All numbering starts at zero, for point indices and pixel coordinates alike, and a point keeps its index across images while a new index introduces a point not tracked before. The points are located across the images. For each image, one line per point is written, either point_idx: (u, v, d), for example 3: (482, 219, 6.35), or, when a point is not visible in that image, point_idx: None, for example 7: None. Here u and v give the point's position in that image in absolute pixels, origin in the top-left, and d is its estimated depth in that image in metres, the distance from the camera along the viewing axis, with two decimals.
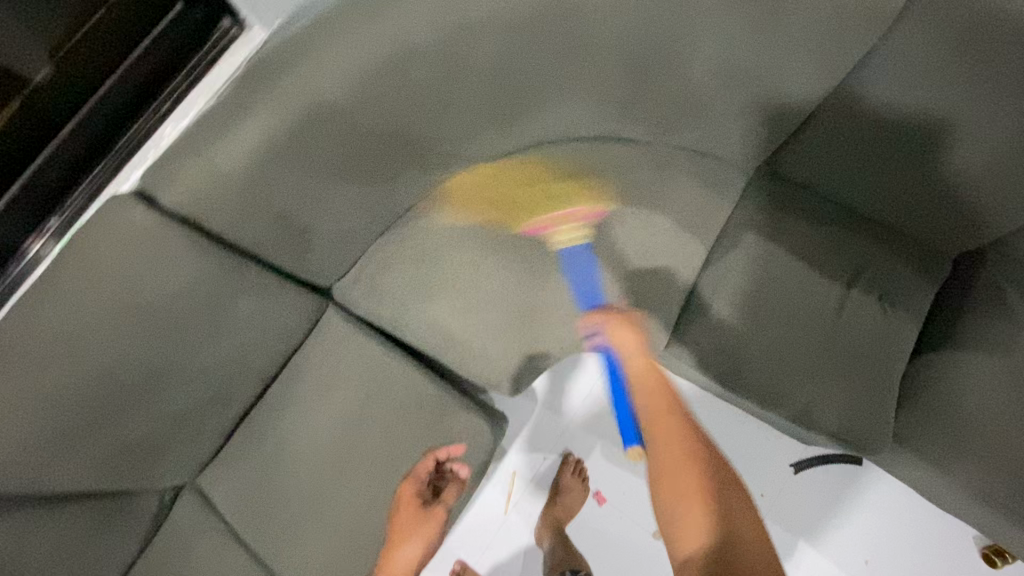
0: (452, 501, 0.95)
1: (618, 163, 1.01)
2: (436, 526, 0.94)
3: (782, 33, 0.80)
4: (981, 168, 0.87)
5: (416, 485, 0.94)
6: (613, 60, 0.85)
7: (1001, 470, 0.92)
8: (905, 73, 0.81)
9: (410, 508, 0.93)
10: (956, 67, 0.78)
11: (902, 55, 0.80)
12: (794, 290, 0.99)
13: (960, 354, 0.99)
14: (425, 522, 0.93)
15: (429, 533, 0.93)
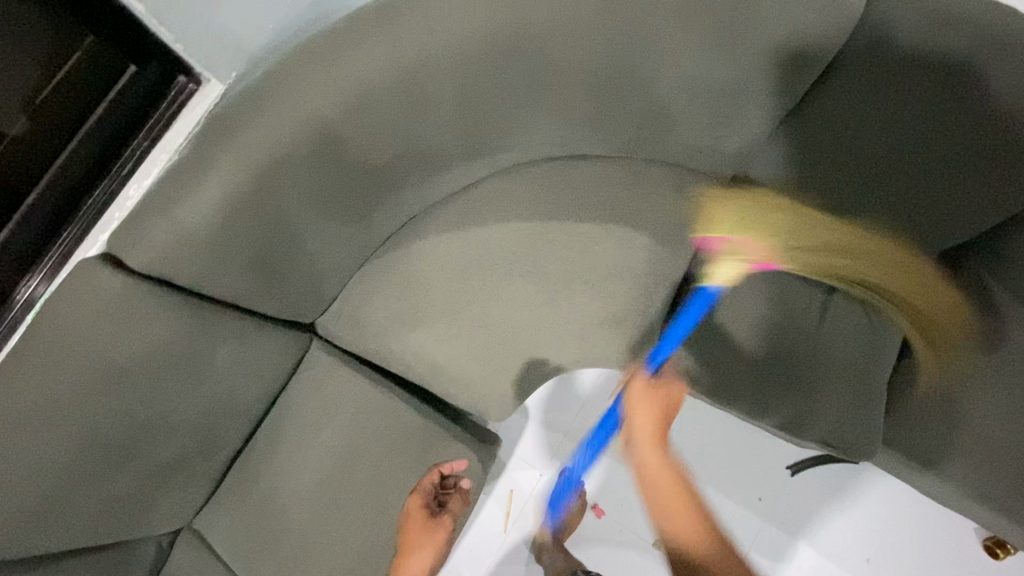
0: (457, 510, 0.99)
1: (590, 181, 1.00)
2: (444, 534, 0.99)
3: (737, 46, 0.82)
4: (963, 166, 0.87)
5: (423, 498, 0.97)
6: (577, 88, 0.85)
7: (990, 467, 0.93)
8: (878, 70, 0.83)
9: (419, 517, 0.97)
10: (926, 60, 0.80)
11: (872, 52, 0.83)
12: (773, 299, 1.00)
13: (945, 353, 0.98)
14: (434, 531, 0.98)
15: (438, 541, 0.99)
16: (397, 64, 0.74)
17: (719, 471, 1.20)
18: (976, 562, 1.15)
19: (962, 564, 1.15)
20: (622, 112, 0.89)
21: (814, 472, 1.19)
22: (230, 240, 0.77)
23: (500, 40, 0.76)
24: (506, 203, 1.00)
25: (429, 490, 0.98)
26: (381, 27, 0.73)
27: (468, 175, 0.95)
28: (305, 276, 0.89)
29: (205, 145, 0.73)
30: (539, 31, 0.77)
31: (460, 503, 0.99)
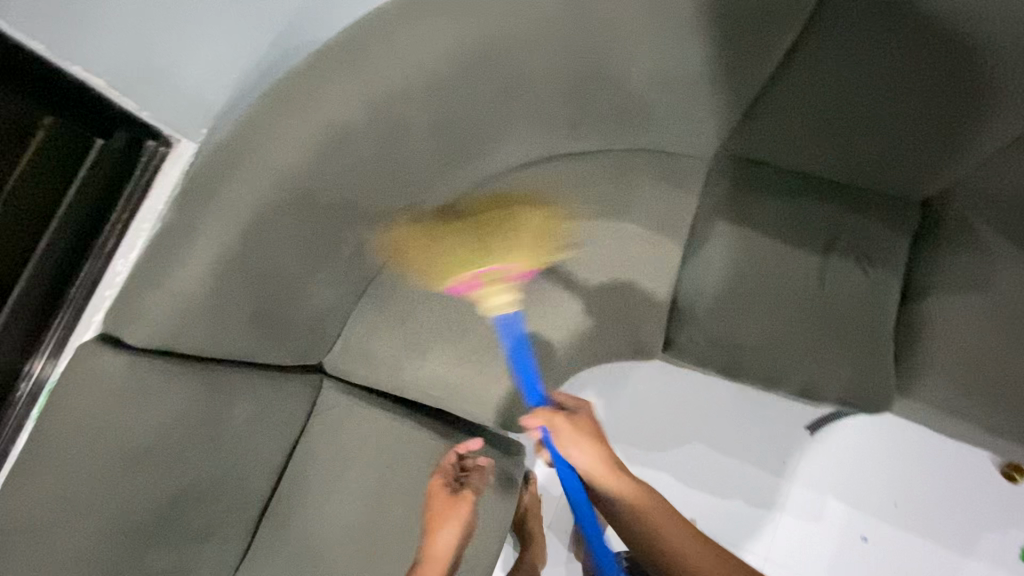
0: (478, 483, 0.92)
1: (574, 181, 1.00)
2: (466, 511, 0.89)
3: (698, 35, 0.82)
4: (931, 119, 0.90)
5: (443, 472, 0.92)
6: (552, 91, 0.85)
7: (1001, 398, 0.96)
8: (842, 37, 0.87)
9: (441, 496, 0.90)
10: (884, 25, 0.85)
11: (836, 22, 0.86)
12: (775, 268, 1.00)
13: (948, 297, 1.00)
14: (456, 508, 0.89)
15: (461, 517, 0.88)
16: (369, 101, 0.74)
17: (741, 443, 1.21)
18: (997, 488, 1.19)
19: (986, 493, 1.19)
20: (598, 108, 0.89)
21: (832, 429, 1.21)
22: (230, 299, 0.75)
23: (470, 56, 0.76)
24: None
25: (450, 468, 0.94)
26: (347, 66, 0.73)
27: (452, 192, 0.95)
28: (306, 321, 0.87)
29: (189, 207, 0.71)
30: (508, 41, 0.77)
31: (481, 478, 0.92)
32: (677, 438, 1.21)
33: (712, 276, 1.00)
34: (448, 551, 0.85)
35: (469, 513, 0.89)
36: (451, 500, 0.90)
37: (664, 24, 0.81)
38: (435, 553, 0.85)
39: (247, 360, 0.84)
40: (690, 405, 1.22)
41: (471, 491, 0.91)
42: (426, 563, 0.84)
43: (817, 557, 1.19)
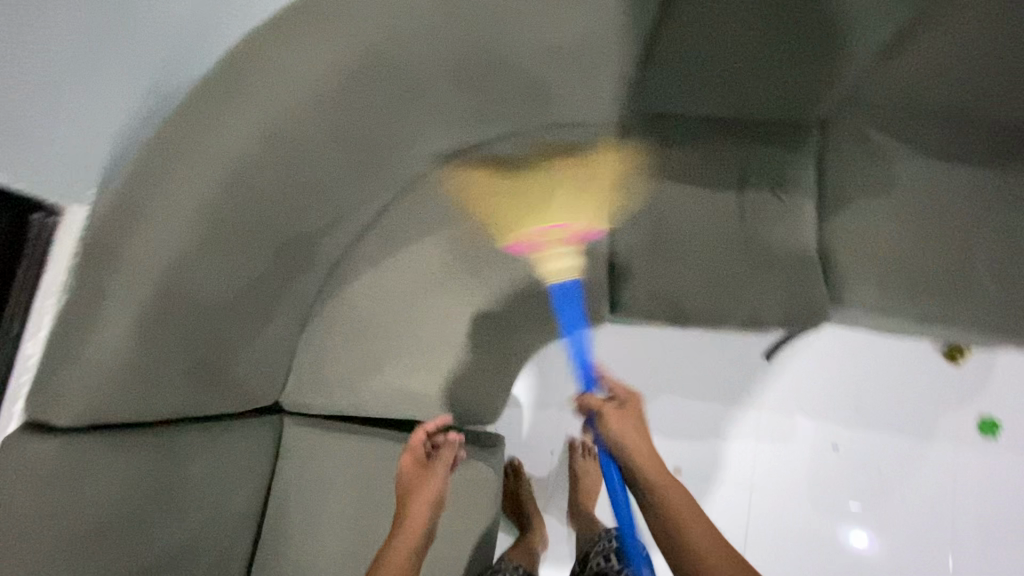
0: (449, 456, 0.90)
1: (488, 169, 1.02)
2: (440, 482, 0.87)
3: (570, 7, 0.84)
4: (805, 44, 0.94)
5: (414, 446, 0.90)
6: (443, 84, 0.86)
7: (923, 288, 1.03)
8: None
9: (412, 469, 0.88)
10: None
11: None
12: (696, 213, 1.04)
13: (861, 206, 1.05)
14: (429, 480, 0.87)
15: (434, 487, 0.86)
16: (259, 129, 0.73)
17: (704, 382, 1.27)
18: (943, 371, 1.27)
19: (934, 378, 1.27)
20: (492, 94, 0.91)
21: (785, 351, 1.28)
22: (159, 357, 0.73)
23: (354, 64, 0.77)
24: (418, 218, 1.01)
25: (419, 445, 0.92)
26: (228, 99, 0.72)
27: (372, 203, 0.96)
28: (247, 360, 0.87)
29: (92, 274, 0.68)
30: (389, 40, 0.78)
31: (453, 450, 0.92)
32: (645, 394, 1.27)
33: (640, 232, 1.03)
34: (422, 524, 0.82)
35: (442, 485, 0.87)
36: (421, 474, 0.88)
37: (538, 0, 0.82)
38: (412, 523, 0.81)
39: (193, 415, 0.82)
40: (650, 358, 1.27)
41: (444, 462, 0.89)
42: (403, 531, 0.81)
43: (795, 473, 1.25)
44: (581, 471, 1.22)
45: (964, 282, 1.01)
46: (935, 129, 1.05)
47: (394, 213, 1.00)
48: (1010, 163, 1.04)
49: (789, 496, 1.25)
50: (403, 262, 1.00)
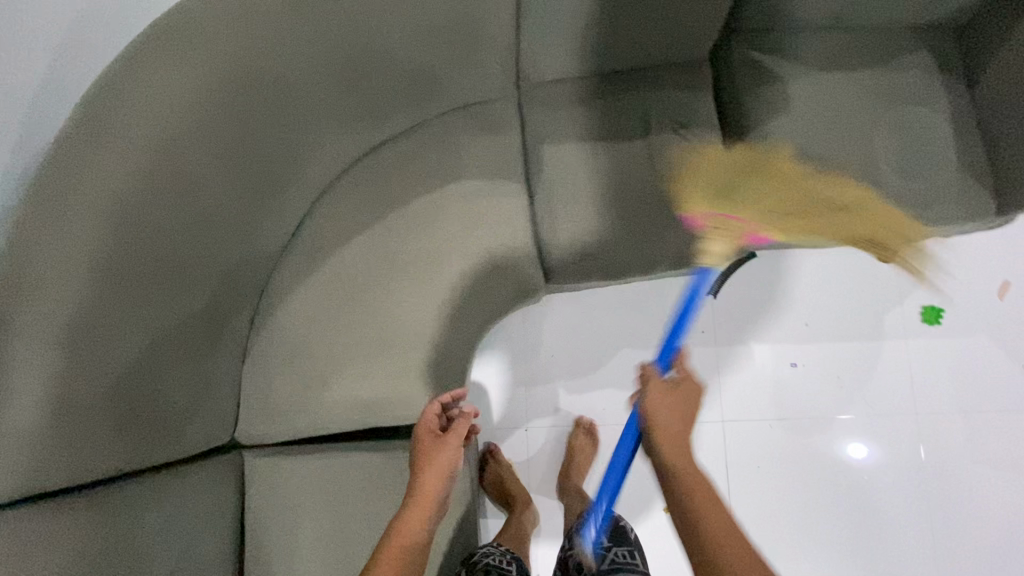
0: (464, 428, 0.91)
1: (395, 164, 1.04)
2: (453, 455, 0.88)
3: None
4: None
5: (429, 418, 0.90)
6: (322, 87, 0.88)
7: (841, 194, 1.04)
8: None
9: (427, 440, 0.89)
10: None
11: None
12: (608, 168, 1.05)
13: (765, 127, 1.06)
14: (443, 452, 0.87)
15: (449, 458, 0.87)
16: (134, 169, 0.71)
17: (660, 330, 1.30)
18: (880, 270, 1.31)
19: (873, 279, 1.31)
20: (376, 88, 0.93)
21: (731, 284, 1.31)
22: (83, 414, 0.71)
23: (222, 87, 0.77)
24: (337, 225, 1.01)
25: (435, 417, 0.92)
26: (91, 142, 0.69)
27: (286, 218, 0.97)
28: (184, 402, 0.86)
29: None
30: (254, 51, 0.78)
31: (467, 423, 0.93)
32: (605, 352, 1.29)
33: (558, 198, 1.04)
34: (437, 491, 0.84)
35: (456, 456, 0.88)
36: (437, 446, 0.88)
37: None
38: (425, 494, 0.83)
39: (140, 468, 0.80)
40: (604, 317, 1.30)
41: (460, 434, 0.90)
42: (417, 500, 0.82)
43: (762, 397, 1.29)
44: (576, 448, 1.23)
45: (875, 181, 1.04)
46: (817, 40, 1.08)
47: (314, 224, 1.02)
48: (891, 60, 1.07)
49: (760, 422, 1.28)
50: (330, 272, 1.00)
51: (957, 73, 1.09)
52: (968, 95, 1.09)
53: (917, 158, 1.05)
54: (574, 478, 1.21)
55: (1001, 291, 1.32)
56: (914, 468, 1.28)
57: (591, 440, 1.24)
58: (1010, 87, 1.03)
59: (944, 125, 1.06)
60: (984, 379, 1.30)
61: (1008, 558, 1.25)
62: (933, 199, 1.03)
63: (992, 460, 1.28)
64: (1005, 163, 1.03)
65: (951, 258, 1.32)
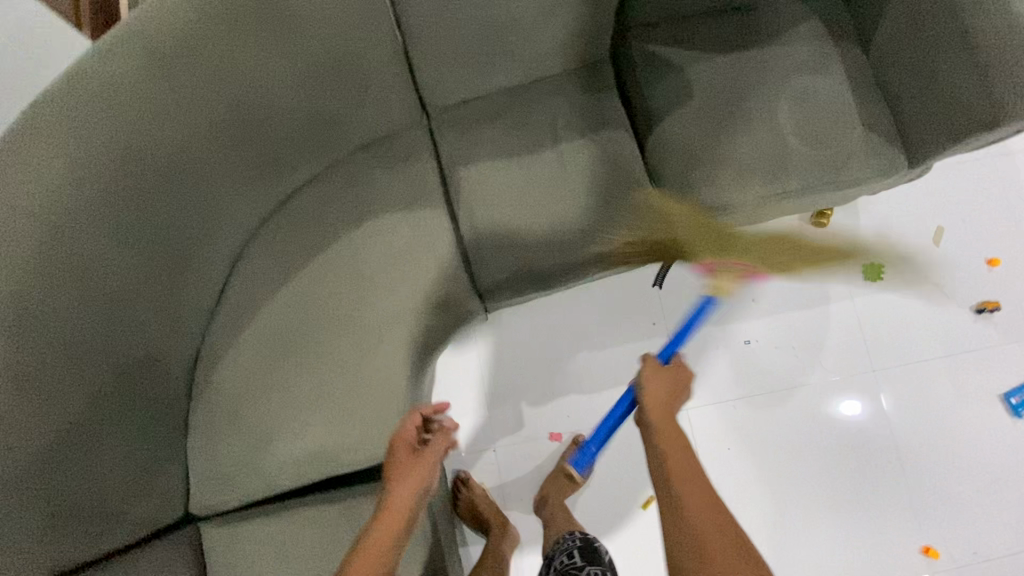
0: (442, 445, 0.88)
1: (311, 210, 1.03)
2: (427, 471, 0.85)
3: (303, 42, 0.84)
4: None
5: (408, 430, 0.88)
6: (215, 150, 0.87)
7: (753, 173, 1.05)
8: None
9: (403, 453, 0.86)
10: None
11: None
12: (523, 182, 1.06)
13: (671, 119, 1.07)
14: (416, 467, 0.84)
15: (421, 475, 0.84)
16: (16, 269, 0.69)
17: (611, 328, 1.30)
18: None
19: None
20: (273, 141, 0.93)
21: (674, 272, 1.32)
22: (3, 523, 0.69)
23: (105, 170, 0.76)
24: (262, 280, 1.01)
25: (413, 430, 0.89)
26: None
27: (206, 283, 0.96)
28: (123, 486, 0.85)
29: None
30: (132, 127, 0.77)
31: (446, 437, 0.90)
32: (560, 360, 1.29)
33: (479, 219, 1.04)
34: (408, 507, 0.81)
35: (429, 474, 0.85)
36: (413, 459, 0.85)
37: (260, 44, 0.82)
38: (393, 512, 0.80)
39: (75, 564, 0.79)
40: (554, 325, 1.30)
41: (437, 449, 0.87)
42: (384, 518, 0.79)
43: (720, 377, 1.30)
44: None
45: (785, 154, 1.05)
46: (709, 25, 1.09)
47: (238, 283, 1.01)
48: (784, 33, 1.09)
49: (723, 403, 1.29)
50: (262, 330, 0.99)
51: (850, 38, 1.11)
52: (863, 56, 1.11)
53: (822, 126, 1.06)
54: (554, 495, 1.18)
55: (936, 237, 1.34)
56: (878, 425, 1.29)
57: None
58: (899, 42, 1.05)
59: (844, 88, 1.07)
60: (932, 328, 1.32)
61: (983, 499, 1.27)
62: (843, 163, 1.05)
63: (953, 404, 1.30)
64: (907, 117, 1.05)
65: (881, 212, 1.34)
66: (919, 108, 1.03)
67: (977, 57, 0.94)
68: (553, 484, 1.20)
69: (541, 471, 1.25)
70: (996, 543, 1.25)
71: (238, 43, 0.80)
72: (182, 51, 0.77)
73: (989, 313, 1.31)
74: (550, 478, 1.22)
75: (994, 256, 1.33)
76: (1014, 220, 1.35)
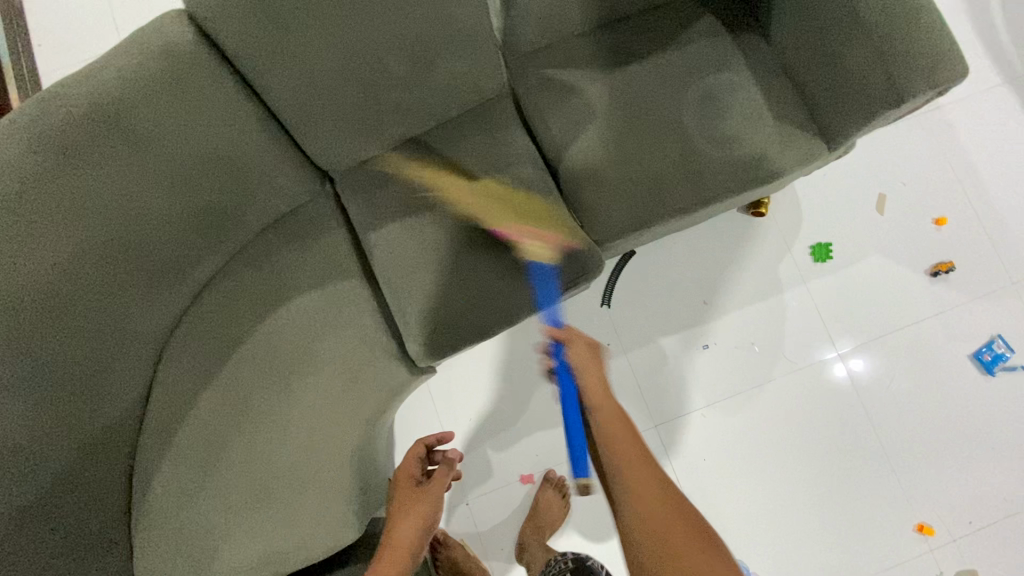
0: (445, 476, 0.91)
1: (222, 303, 0.99)
2: (431, 504, 0.88)
3: (166, 145, 0.80)
4: (416, 51, 0.88)
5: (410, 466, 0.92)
6: (101, 271, 0.82)
7: (672, 187, 1.01)
8: (270, 51, 0.79)
9: (406, 487, 0.90)
10: (285, 25, 0.77)
11: (244, 38, 0.76)
12: (438, 235, 1.02)
13: (578, 145, 1.04)
14: (423, 498, 0.88)
15: (427, 507, 0.87)
16: None
17: None
18: (755, 227, 1.30)
19: (751, 236, 1.30)
20: (163, 245, 0.88)
21: (620, 287, 1.28)
22: None
23: None
24: (183, 385, 0.96)
25: (415, 464, 0.94)
26: None
27: (125, 401, 0.91)
28: None
29: None
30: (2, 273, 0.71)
31: (450, 469, 0.93)
32: (519, 398, 1.25)
33: (398, 280, 1.00)
34: (413, 538, 0.84)
35: (436, 506, 0.88)
36: (418, 492, 0.89)
37: (123, 156, 0.78)
38: (399, 543, 0.83)
39: None
40: (507, 364, 1.26)
41: (439, 481, 0.91)
42: (391, 549, 0.82)
43: (686, 388, 1.26)
44: (545, 504, 1.18)
45: (700, 161, 1.02)
46: (601, 41, 1.06)
47: (160, 392, 0.96)
48: (678, 39, 1.06)
49: (693, 415, 1.26)
50: (190, 442, 0.94)
51: (748, 29, 1.07)
52: (765, 44, 1.07)
53: (733, 125, 1.03)
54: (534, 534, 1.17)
55: (879, 206, 1.31)
56: (853, 409, 1.26)
57: (560, 494, 1.20)
58: (794, 27, 1.01)
59: (748, 83, 1.04)
60: (891, 300, 1.28)
61: (967, 462, 1.25)
62: (762, 159, 1.01)
63: (924, 374, 1.27)
64: (816, 100, 1.02)
65: (819, 191, 1.31)
66: (827, 90, 1.00)
67: (871, 34, 0.91)
68: (532, 527, 1.17)
69: (517, 516, 1.22)
70: (987, 508, 1.23)
71: (99, 158, 0.76)
72: (35, 181, 0.71)
73: (944, 275, 1.29)
74: (527, 521, 1.19)
75: (939, 215, 1.31)
76: (953, 175, 1.32)
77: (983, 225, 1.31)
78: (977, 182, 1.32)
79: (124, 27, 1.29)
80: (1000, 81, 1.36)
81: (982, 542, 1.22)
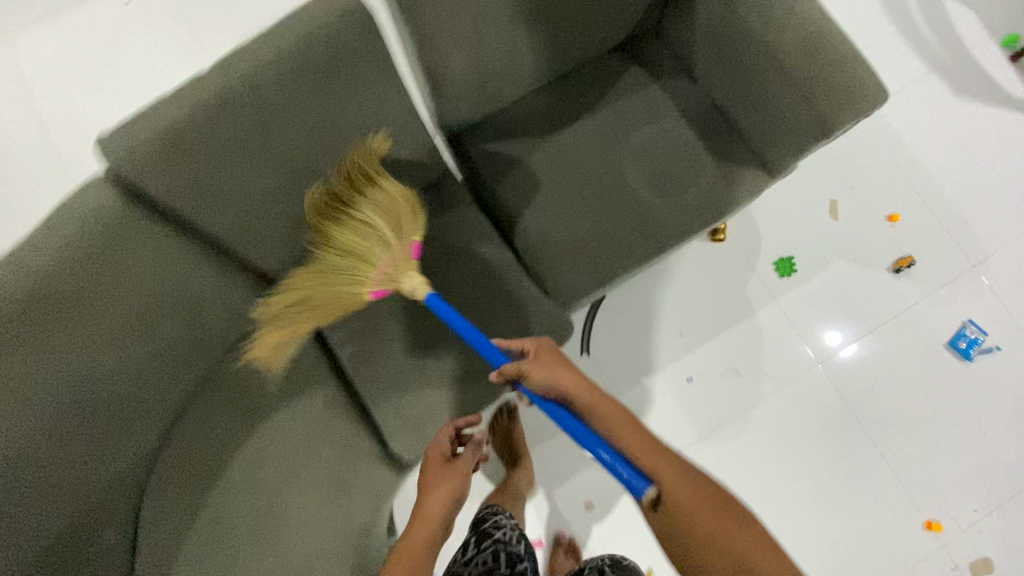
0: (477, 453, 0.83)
1: (197, 434, 0.96)
2: (462, 479, 0.79)
3: (109, 303, 0.77)
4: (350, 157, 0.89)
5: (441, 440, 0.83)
6: (76, 440, 0.78)
7: (627, 241, 1.02)
8: (199, 188, 0.78)
9: (437, 462, 0.81)
10: (206, 161, 0.77)
11: (167, 182, 0.75)
12: (406, 327, 1.02)
13: (529, 213, 1.04)
14: (454, 472, 0.80)
15: (457, 483, 0.78)
16: None
17: None
18: (718, 253, 1.31)
19: (715, 262, 1.31)
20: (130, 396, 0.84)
21: (596, 334, 1.28)
22: None
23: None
24: None
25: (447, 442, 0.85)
26: None
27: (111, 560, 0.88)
28: None
29: None
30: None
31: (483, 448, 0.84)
32: None
33: (374, 380, 0.99)
34: (441, 512, 0.75)
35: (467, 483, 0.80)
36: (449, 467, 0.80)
37: (69, 326, 0.73)
38: (428, 516, 0.74)
39: None
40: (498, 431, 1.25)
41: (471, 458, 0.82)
42: (416, 522, 0.74)
43: (679, 424, 1.26)
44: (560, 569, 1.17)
45: (647, 212, 1.03)
46: (533, 107, 1.07)
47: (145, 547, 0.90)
48: (606, 95, 1.08)
49: (687, 449, 1.26)
50: None
51: (672, 73, 1.09)
52: (692, 85, 1.09)
53: (674, 171, 1.05)
54: (525, 487, 1.19)
55: (832, 212, 1.33)
56: (844, 417, 1.27)
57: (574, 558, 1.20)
58: (717, 67, 1.03)
59: (683, 127, 1.06)
60: (861, 302, 1.30)
61: (963, 449, 1.26)
62: (709, 200, 1.03)
63: (905, 369, 1.28)
64: (751, 133, 1.04)
65: (773, 207, 1.33)
66: (759, 124, 1.02)
67: (789, 70, 0.93)
68: None
69: None
70: (989, 491, 1.25)
71: (45, 334, 0.71)
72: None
73: (907, 270, 1.31)
74: None
75: (892, 212, 1.33)
76: (897, 169, 1.35)
77: (935, 213, 1.34)
78: (921, 171, 1.36)
79: (53, 156, 1.26)
80: (926, 69, 1.39)
81: (994, 526, 1.23)
